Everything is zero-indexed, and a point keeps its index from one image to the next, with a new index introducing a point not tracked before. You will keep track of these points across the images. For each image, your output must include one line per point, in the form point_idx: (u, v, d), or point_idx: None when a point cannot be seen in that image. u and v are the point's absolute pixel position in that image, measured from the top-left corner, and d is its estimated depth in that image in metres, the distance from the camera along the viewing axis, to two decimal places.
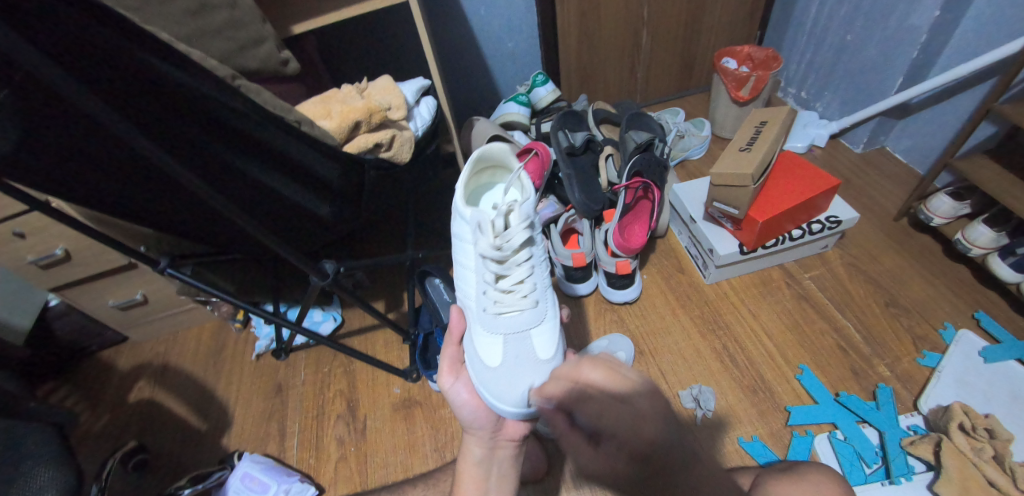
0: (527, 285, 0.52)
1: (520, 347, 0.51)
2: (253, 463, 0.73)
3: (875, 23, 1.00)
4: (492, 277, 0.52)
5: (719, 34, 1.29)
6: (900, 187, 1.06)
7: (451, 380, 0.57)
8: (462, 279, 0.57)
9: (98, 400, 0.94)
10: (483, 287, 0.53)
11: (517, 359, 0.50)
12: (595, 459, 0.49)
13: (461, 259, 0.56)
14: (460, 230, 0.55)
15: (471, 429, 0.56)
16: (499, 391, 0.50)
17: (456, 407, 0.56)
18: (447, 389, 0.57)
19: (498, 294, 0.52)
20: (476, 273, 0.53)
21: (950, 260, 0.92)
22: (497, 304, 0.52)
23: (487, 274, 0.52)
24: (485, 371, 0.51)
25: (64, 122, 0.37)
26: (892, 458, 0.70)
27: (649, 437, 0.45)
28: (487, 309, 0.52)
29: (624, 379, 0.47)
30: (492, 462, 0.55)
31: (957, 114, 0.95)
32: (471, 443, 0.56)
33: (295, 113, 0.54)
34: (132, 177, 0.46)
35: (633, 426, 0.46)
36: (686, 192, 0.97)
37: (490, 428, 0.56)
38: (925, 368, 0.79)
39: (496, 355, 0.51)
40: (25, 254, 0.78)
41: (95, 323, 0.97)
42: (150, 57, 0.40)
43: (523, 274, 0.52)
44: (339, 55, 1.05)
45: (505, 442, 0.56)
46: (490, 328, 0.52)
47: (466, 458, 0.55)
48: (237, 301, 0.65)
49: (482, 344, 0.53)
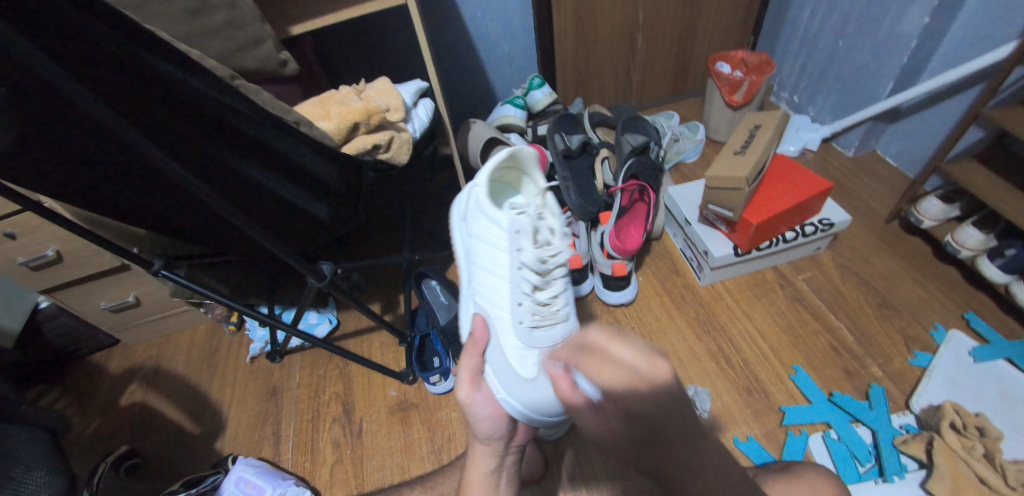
0: (561, 299, 0.58)
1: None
2: (247, 467, 0.72)
3: (866, 29, 1.02)
4: (530, 289, 0.56)
5: (714, 39, 1.31)
6: (891, 190, 1.07)
7: (473, 393, 0.53)
8: (486, 288, 0.59)
9: (88, 404, 0.93)
10: (519, 299, 0.56)
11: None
12: (600, 427, 0.43)
13: (490, 268, 0.58)
14: (492, 240, 0.57)
15: (487, 440, 0.53)
16: (535, 400, 0.51)
17: (476, 419, 0.53)
18: (466, 402, 0.53)
19: (535, 305, 0.56)
20: (512, 284, 0.56)
21: (940, 262, 0.94)
22: (535, 316, 0.55)
23: (525, 286, 0.56)
24: (520, 383, 0.52)
25: (62, 119, 0.37)
26: (885, 456, 0.71)
27: (644, 395, 0.37)
28: (525, 321, 0.55)
29: (627, 351, 0.39)
30: (501, 469, 0.54)
31: (947, 118, 0.97)
32: (484, 453, 0.54)
33: (294, 113, 0.55)
34: (128, 177, 0.46)
35: (628, 383, 0.38)
36: (681, 195, 0.98)
37: (507, 438, 0.54)
38: (916, 369, 0.80)
39: (532, 368, 0.53)
40: (15, 255, 0.77)
41: (86, 325, 0.96)
42: (155, 59, 0.41)
43: (559, 288, 0.58)
44: (335, 56, 1.05)
45: (514, 448, 0.56)
46: (526, 340, 0.55)
47: (478, 468, 0.54)
48: (231, 303, 0.64)
49: (516, 357, 0.54)
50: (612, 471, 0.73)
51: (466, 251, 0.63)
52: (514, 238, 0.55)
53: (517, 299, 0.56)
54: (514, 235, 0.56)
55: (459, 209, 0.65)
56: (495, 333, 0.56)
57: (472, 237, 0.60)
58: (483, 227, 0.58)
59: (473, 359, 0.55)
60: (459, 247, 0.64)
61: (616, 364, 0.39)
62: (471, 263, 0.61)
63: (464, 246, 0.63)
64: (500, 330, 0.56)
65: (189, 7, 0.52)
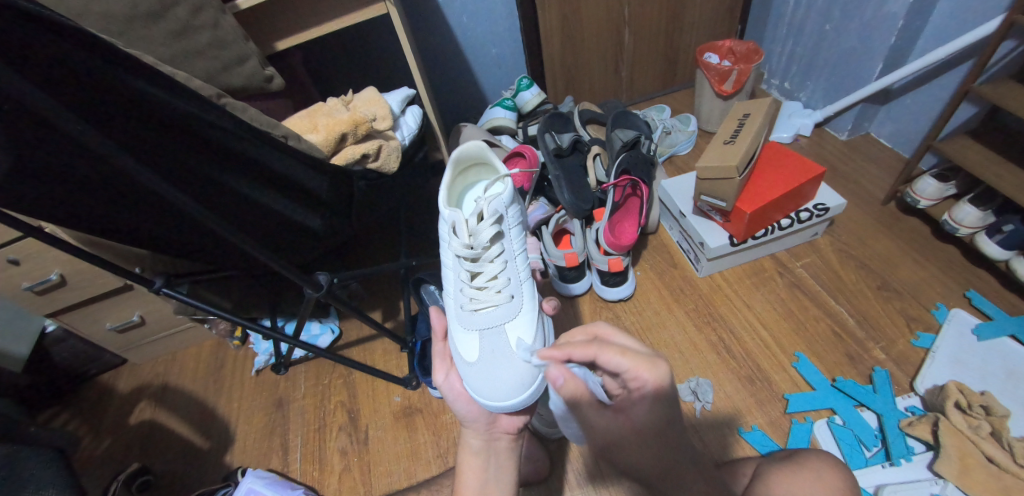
0: (499, 280, 0.53)
1: (496, 341, 0.51)
2: (256, 478, 0.73)
3: (852, 11, 1.02)
4: (467, 275, 0.54)
5: (701, 30, 1.31)
6: (886, 172, 1.07)
7: (441, 377, 0.56)
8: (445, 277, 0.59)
9: (98, 424, 0.94)
10: (461, 284, 0.55)
11: (491, 352, 0.50)
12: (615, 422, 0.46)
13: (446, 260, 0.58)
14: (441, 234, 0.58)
15: (468, 423, 0.54)
16: (475, 382, 0.50)
17: (449, 404, 0.55)
18: (441, 385, 0.56)
19: (473, 290, 0.54)
20: (455, 272, 0.56)
21: (938, 241, 0.93)
22: (473, 300, 0.54)
23: (464, 273, 0.55)
24: (462, 364, 0.52)
25: (56, 148, 0.39)
26: (891, 440, 0.71)
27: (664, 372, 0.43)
28: (464, 304, 0.54)
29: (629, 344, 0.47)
30: (490, 454, 0.53)
31: (938, 96, 0.96)
32: (469, 437, 0.54)
33: (281, 128, 0.56)
34: (123, 199, 0.47)
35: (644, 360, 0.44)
36: (674, 188, 0.98)
37: (487, 419, 0.54)
38: (919, 350, 0.80)
39: (474, 349, 0.52)
40: (20, 281, 0.78)
41: (93, 347, 0.97)
42: (137, 80, 0.42)
43: (495, 270, 0.53)
44: (324, 69, 1.06)
45: (504, 434, 0.55)
46: (466, 322, 0.53)
47: (466, 454, 0.54)
48: (234, 318, 0.64)
49: (460, 341, 0.54)
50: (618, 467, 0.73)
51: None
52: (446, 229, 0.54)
53: (459, 286, 0.55)
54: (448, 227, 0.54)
55: None
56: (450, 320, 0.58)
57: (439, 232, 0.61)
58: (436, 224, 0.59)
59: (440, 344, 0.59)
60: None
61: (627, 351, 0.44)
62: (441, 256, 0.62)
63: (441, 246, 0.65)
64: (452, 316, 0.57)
65: (174, 29, 0.53)
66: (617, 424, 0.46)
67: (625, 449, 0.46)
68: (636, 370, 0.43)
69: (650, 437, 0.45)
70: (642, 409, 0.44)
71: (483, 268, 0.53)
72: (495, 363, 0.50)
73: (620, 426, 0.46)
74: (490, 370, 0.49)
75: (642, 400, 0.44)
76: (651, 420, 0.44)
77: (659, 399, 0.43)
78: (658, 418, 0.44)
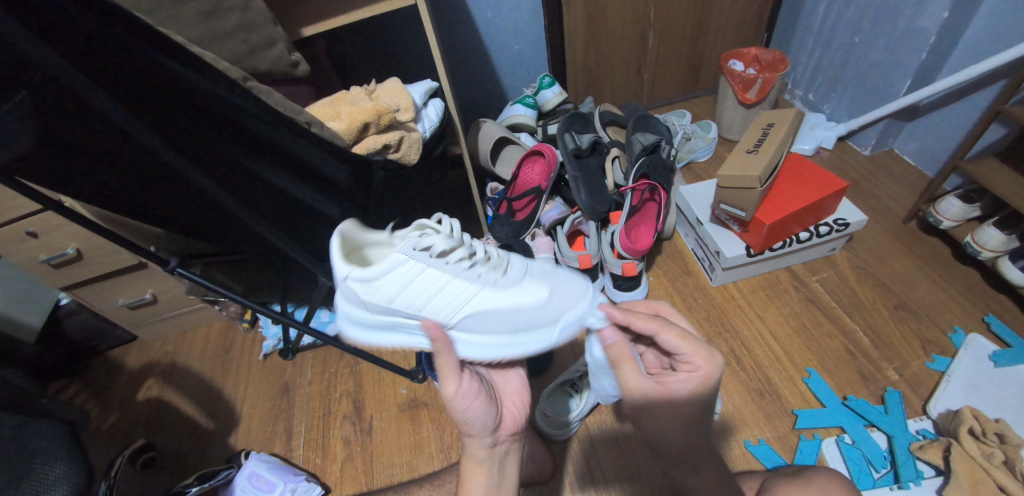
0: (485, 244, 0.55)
1: (537, 269, 0.56)
2: (260, 462, 0.73)
3: (883, 24, 1.00)
4: (469, 261, 0.52)
5: (726, 36, 1.29)
6: (908, 189, 1.05)
7: (457, 387, 0.48)
8: (442, 310, 0.51)
9: (107, 398, 0.95)
10: (474, 274, 0.52)
11: (545, 274, 0.55)
12: (658, 400, 0.46)
13: (430, 295, 0.50)
14: (412, 274, 0.49)
15: (473, 432, 0.50)
16: (575, 293, 0.54)
17: (458, 413, 0.49)
18: (453, 395, 0.48)
19: (485, 265, 0.53)
20: (460, 275, 0.51)
21: (959, 263, 0.92)
22: (495, 270, 0.53)
23: (465, 267, 0.51)
24: (552, 305, 0.53)
25: (84, 123, 0.39)
26: (900, 462, 0.70)
27: (719, 367, 0.46)
28: (494, 278, 0.52)
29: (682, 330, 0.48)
30: (494, 460, 0.51)
31: (967, 116, 0.94)
32: (473, 445, 0.50)
33: (305, 114, 0.56)
34: (147, 180, 0.47)
35: (696, 351, 0.46)
36: (692, 194, 0.97)
37: (493, 426, 0.50)
38: (934, 373, 0.79)
39: (538, 289, 0.54)
40: (37, 253, 0.79)
41: (104, 322, 0.98)
42: (168, 61, 0.42)
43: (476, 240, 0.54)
44: (346, 58, 1.06)
45: (506, 437, 0.52)
46: (514, 283, 0.53)
47: (471, 462, 0.50)
48: (244, 301, 0.64)
49: (530, 300, 0.53)
50: (619, 472, 0.73)
51: (396, 312, 0.52)
52: (417, 253, 0.49)
53: (476, 280, 0.51)
54: (414, 251, 0.49)
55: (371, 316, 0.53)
56: (494, 318, 0.53)
57: (390, 297, 0.50)
58: (395, 279, 0.49)
59: (451, 353, 0.49)
60: (387, 320, 0.53)
61: (684, 339, 0.47)
62: (412, 313, 0.52)
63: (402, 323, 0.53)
64: (495, 307, 0.52)
65: (203, 10, 0.53)
66: (655, 394, 0.46)
67: (657, 418, 0.47)
68: (694, 354, 0.46)
69: (685, 417, 0.47)
70: (685, 389, 0.46)
71: (472, 248, 0.52)
72: (558, 275, 0.56)
73: (661, 405, 0.47)
74: (567, 281, 0.55)
75: (688, 384, 0.46)
76: (692, 403, 0.46)
77: (705, 391, 0.46)
78: (697, 405, 0.46)
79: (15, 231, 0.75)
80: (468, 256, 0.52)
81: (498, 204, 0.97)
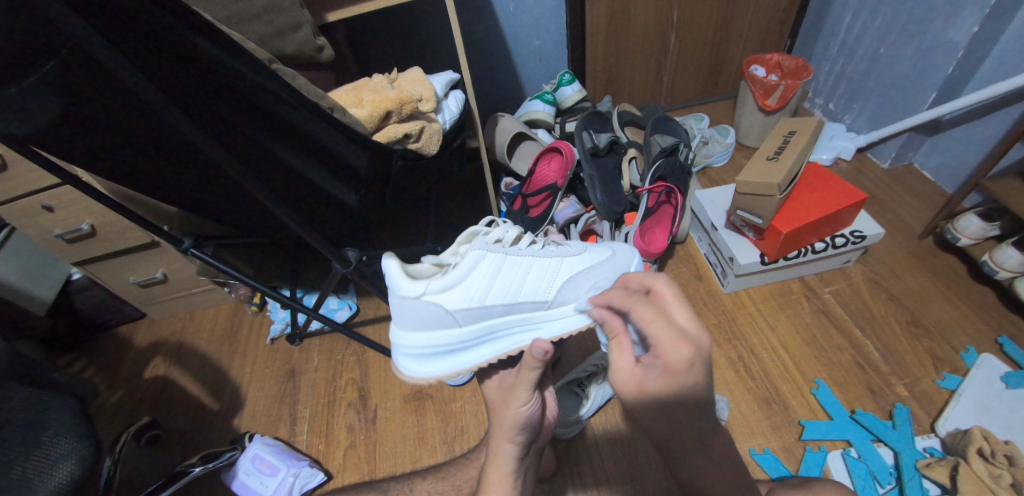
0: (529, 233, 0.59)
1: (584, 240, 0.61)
2: (263, 445, 0.74)
3: (910, 36, 0.98)
4: (534, 243, 0.55)
5: (749, 41, 1.28)
6: (926, 205, 1.04)
7: (530, 396, 0.51)
8: (536, 289, 0.53)
9: (114, 374, 0.96)
10: (547, 250, 0.55)
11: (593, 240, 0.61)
12: (630, 386, 0.41)
13: (520, 280, 0.52)
14: (495, 266, 0.51)
15: (517, 437, 0.51)
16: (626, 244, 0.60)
17: (521, 419, 0.51)
18: (528, 405, 0.51)
19: (548, 243, 0.56)
20: (536, 253, 0.54)
21: (974, 282, 0.90)
22: (558, 244, 0.57)
23: (535, 247, 0.54)
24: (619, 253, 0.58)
25: (111, 100, 0.39)
26: (906, 479, 0.69)
27: (691, 356, 0.38)
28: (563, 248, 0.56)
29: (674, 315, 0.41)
30: (521, 469, 0.52)
31: (992, 133, 0.93)
32: (507, 452, 0.52)
33: (328, 99, 0.56)
34: (169, 158, 0.47)
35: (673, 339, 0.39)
36: (707, 198, 0.96)
37: (534, 434, 0.53)
38: (944, 391, 0.78)
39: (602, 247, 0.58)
40: (52, 227, 0.80)
41: (115, 298, 0.99)
42: (197, 38, 0.42)
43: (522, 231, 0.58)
44: (366, 47, 1.06)
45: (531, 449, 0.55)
46: (581, 247, 0.57)
47: (501, 466, 0.51)
48: (254, 284, 0.64)
49: (604, 255, 0.57)
50: (622, 474, 0.72)
51: (492, 310, 0.52)
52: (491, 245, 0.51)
53: (552, 255, 0.54)
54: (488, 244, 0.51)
55: (465, 330, 0.52)
56: (583, 280, 0.55)
57: (485, 294, 0.51)
58: (483, 276, 0.50)
59: (535, 371, 0.49)
60: (482, 328, 0.53)
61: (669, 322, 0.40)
62: (510, 303, 0.52)
63: (498, 322, 0.53)
64: (580, 270, 0.55)
65: None
66: (623, 385, 0.42)
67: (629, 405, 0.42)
68: (672, 340, 0.39)
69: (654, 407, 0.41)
70: (656, 381, 0.40)
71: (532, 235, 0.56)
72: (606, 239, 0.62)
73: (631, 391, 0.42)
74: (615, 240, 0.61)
75: (656, 374, 0.40)
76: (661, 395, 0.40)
77: (678, 386, 0.39)
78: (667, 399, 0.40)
79: (30, 204, 0.76)
80: (531, 240, 0.55)
81: (513, 200, 0.98)
